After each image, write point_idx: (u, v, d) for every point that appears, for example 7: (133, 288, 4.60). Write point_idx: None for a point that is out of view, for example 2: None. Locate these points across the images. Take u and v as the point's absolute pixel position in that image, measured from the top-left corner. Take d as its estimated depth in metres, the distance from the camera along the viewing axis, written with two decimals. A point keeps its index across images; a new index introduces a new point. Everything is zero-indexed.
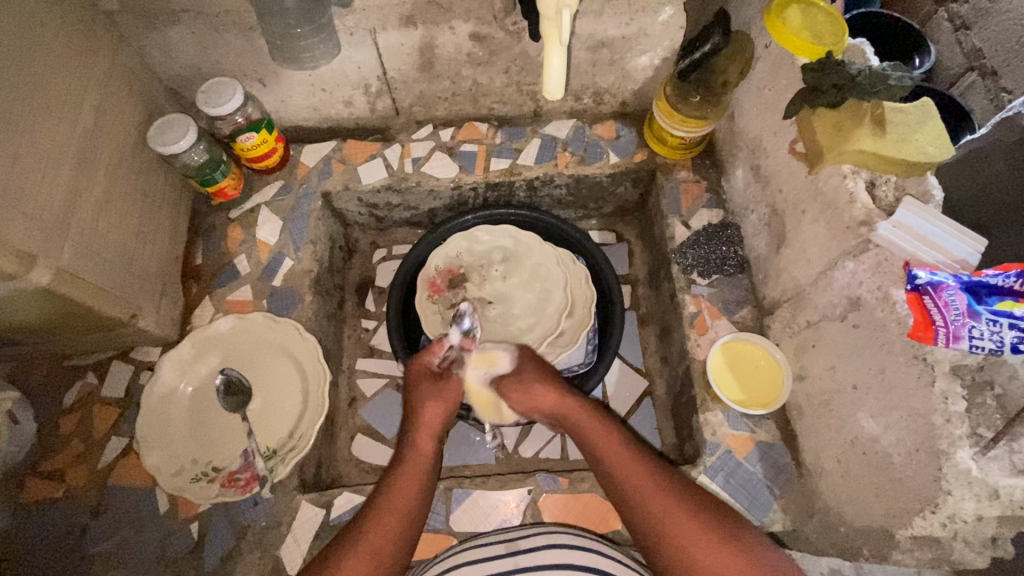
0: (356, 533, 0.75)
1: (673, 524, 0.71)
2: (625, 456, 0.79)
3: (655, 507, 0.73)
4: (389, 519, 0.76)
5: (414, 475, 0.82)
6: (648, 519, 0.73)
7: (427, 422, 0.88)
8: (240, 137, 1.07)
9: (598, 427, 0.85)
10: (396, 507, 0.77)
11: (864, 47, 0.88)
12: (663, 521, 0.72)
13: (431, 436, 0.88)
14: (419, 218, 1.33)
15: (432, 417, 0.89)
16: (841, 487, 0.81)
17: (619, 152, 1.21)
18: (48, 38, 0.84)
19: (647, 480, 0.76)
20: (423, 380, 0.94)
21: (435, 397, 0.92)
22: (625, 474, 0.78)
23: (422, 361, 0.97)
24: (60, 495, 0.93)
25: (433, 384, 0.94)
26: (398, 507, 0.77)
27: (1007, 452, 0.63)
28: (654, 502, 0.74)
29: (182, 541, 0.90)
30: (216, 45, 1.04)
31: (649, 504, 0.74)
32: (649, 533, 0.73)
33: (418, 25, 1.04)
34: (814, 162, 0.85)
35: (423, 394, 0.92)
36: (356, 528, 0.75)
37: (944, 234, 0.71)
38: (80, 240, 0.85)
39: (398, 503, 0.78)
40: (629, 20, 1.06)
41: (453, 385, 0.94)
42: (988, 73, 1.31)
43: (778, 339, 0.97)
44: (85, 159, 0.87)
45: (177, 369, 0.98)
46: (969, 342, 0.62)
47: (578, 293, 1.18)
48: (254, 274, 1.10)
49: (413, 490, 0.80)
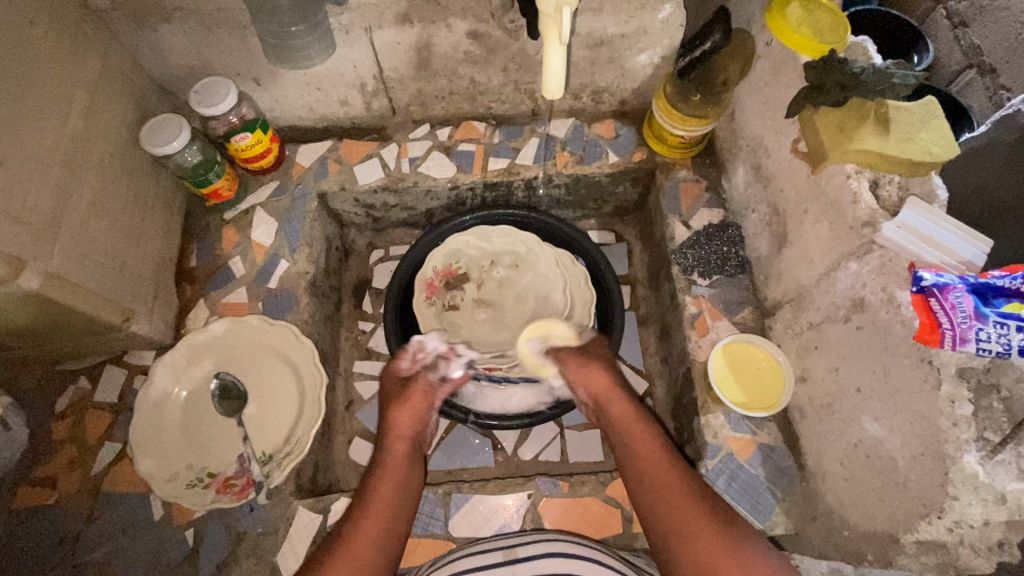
0: (340, 537, 0.73)
1: (692, 526, 0.70)
2: (652, 451, 0.79)
3: (671, 507, 0.72)
4: (373, 522, 0.75)
5: (393, 478, 0.81)
6: (666, 520, 0.72)
7: (397, 427, 0.88)
8: (234, 137, 1.06)
9: (630, 418, 0.84)
10: (378, 510, 0.76)
11: (866, 45, 0.87)
12: (677, 523, 0.71)
13: (403, 442, 0.87)
14: (417, 218, 1.32)
15: (401, 423, 0.89)
16: (844, 491, 0.80)
17: (618, 151, 1.20)
18: (36, 37, 0.82)
19: (667, 478, 0.75)
20: (394, 388, 0.95)
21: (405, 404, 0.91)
22: (649, 469, 0.77)
23: (391, 367, 0.98)
24: (53, 502, 0.92)
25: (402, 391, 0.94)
26: (377, 510, 0.76)
27: (1014, 457, 0.61)
28: (670, 501, 0.73)
29: (177, 548, 0.89)
30: (209, 44, 1.03)
31: (666, 505, 0.73)
32: (665, 535, 0.71)
33: (414, 23, 1.03)
34: (816, 162, 0.84)
35: (392, 400, 0.92)
36: (341, 531, 0.74)
37: (951, 236, 0.70)
38: (70, 244, 0.83)
39: (380, 506, 0.77)
40: (628, 17, 1.05)
41: (421, 388, 0.94)
42: (986, 70, 1.31)
43: (779, 340, 0.96)
44: (75, 162, 0.85)
45: (171, 373, 0.96)
46: (975, 345, 0.61)
47: (577, 294, 1.17)
48: (249, 276, 1.09)
49: (395, 493, 0.79)
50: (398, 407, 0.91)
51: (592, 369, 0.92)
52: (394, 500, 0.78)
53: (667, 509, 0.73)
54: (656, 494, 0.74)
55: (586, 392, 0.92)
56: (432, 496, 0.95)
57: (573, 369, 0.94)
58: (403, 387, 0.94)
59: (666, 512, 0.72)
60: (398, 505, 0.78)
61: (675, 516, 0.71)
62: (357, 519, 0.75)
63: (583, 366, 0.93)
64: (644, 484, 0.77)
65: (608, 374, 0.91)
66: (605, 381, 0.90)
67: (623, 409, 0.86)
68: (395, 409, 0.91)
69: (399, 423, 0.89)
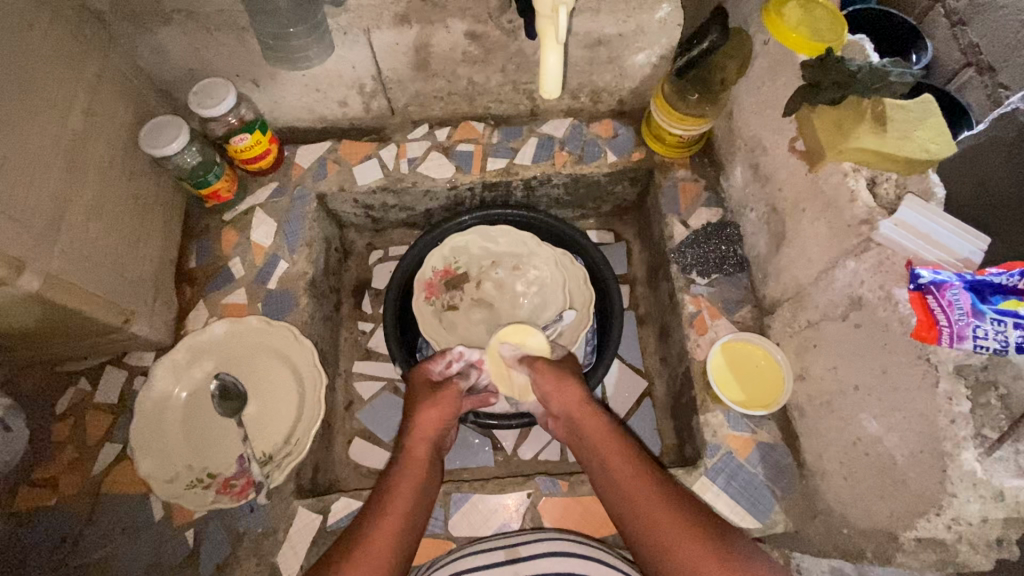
0: (355, 535, 0.72)
1: (672, 532, 0.69)
2: (626, 468, 0.78)
3: (649, 518, 0.71)
4: (391, 521, 0.73)
5: (414, 478, 0.80)
6: (646, 533, 0.71)
7: (422, 427, 0.86)
8: (234, 137, 1.06)
9: (605, 435, 0.83)
10: (396, 509, 0.75)
11: (864, 44, 0.87)
12: (657, 533, 0.70)
13: (426, 443, 0.85)
14: (416, 219, 1.32)
15: (428, 423, 0.87)
16: (843, 489, 0.80)
17: (616, 151, 1.20)
18: (36, 40, 0.82)
19: (644, 492, 0.74)
20: (423, 389, 0.93)
21: (431, 403, 0.89)
22: (629, 486, 0.76)
23: (423, 367, 0.96)
24: (53, 503, 0.92)
25: (430, 391, 0.92)
26: (396, 509, 0.75)
27: (1013, 453, 0.62)
28: (648, 514, 0.72)
29: (177, 549, 0.89)
30: (208, 46, 1.03)
31: (646, 518, 0.72)
32: (647, 546, 0.71)
33: (413, 24, 1.03)
34: (814, 160, 0.84)
35: (420, 399, 0.90)
36: (355, 529, 0.73)
37: (947, 233, 0.70)
38: (70, 245, 0.83)
39: (398, 504, 0.75)
40: (626, 17, 1.05)
41: (452, 393, 0.92)
42: (985, 69, 1.31)
43: (778, 339, 0.96)
44: (75, 163, 0.86)
45: (171, 374, 0.96)
46: (973, 342, 0.61)
47: (576, 294, 1.18)
48: (249, 277, 1.09)
49: (413, 493, 0.78)
50: (425, 405, 0.89)
51: (566, 386, 0.91)
52: (412, 500, 0.77)
53: (646, 523, 0.72)
54: (636, 508, 0.74)
55: (558, 409, 0.91)
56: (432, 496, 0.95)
57: (546, 384, 0.92)
58: (435, 389, 0.92)
59: (645, 526, 0.72)
60: (415, 503, 0.77)
61: (654, 527, 0.71)
62: (375, 517, 0.74)
63: (555, 381, 0.92)
64: (625, 498, 0.76)
65: (582, 391, 0.90)
66: (578, 398, 0.89)
67: (598, 426, 0.85)
68: (422, 407, 0.88)
69: (426, 422, 0.87)
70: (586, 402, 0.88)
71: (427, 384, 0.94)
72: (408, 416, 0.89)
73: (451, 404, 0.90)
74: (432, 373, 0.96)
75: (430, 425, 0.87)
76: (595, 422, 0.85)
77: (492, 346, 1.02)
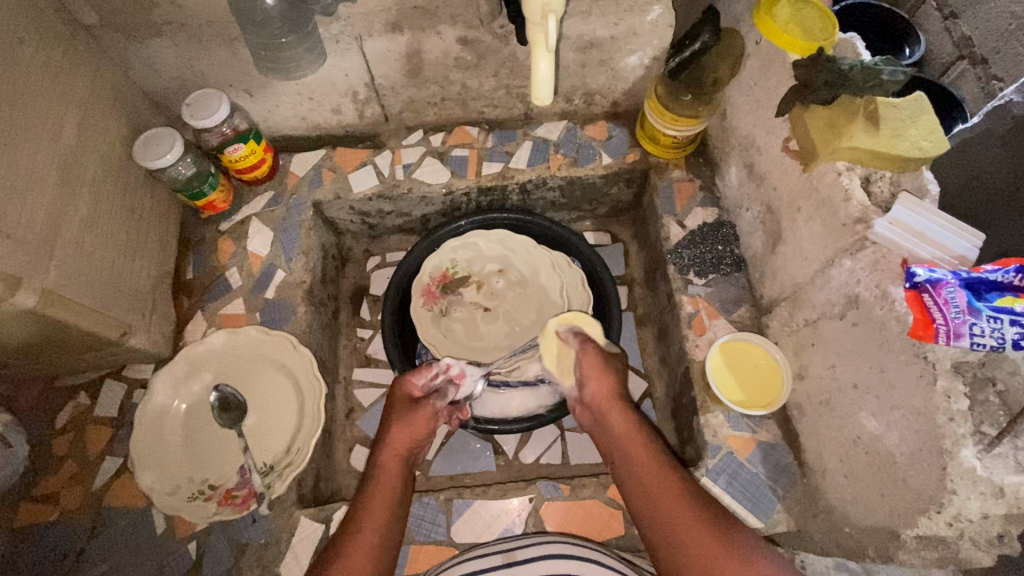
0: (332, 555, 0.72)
1: (688, 532, 0.68)
2: (653, 467, 0.76)
3: (665, 511, 0.71)
4: (367, 539, 0.73)
5: (387, 502, 0.77)
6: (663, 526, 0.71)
7: (394, 445, 0.83)
8: (227, 148, 1.06)
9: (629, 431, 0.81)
10: (370, 527, 0.74)
11: (855, 42, 0.86)
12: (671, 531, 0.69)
13: (398, 460, 0.82)
14: (412, 225, 1.32)
15: (399, 441, 0.84)
16: (844, 487, 0.80)
17: (610, 152, 1.20)
18: (27, 55, 0.82)
19: (666, 489, 0.73)
20: (400, 405, 0.88)
21: (403, 421, 0.85)
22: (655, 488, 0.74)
23: (404, 380, 0.90)
24: (55, 518, 0.92)
25: (406, 408, 0.87)
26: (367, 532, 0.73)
27: (1011, 450, 0.62)
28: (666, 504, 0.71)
29: (181, 561, 0.89)
30: (200, 57, 1.03)
31: (661, 509, 0.72)
32: (660, 539, 0.70)
33: (404, 31, 1.03)
34: (808, 160, 0.85)
35: (394, 417, 0.86)
36: (336, 547, 0.73)
37: (943, 232, 0.70)
38: (66, 260, 0.83)
39: (372, 524, 0.74)
40: (618, 20, 1.05)
41: (428, 412, 0.87)
42: (978, 61, 1.31)
43: (777, 338, 0.96)
44: (69, 178, 0.86)
45: (170, 386, 0.96)
46: (970, 340, 0.61)
47: (574, 296, 1.18)
48: (246, 287, 1.09)
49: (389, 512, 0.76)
50: (397, 425, 0.85)
51: (606, 375, 0.88)
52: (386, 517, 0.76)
53: (665, 517, 0.71)
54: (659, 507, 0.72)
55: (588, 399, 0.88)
56: (433, 502, 0.95)
57: (586, 368, 0.89)
58: (411, 407, 0.87)
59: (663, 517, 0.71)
60: (389, 522, 0.75)
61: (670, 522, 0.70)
62: (350, 534, 0.73)
63: (598, 367, 0.88)
64: (644, 495, 0.75)
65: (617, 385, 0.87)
66: (610, 390, 0.86)
67: (623, 420, 0.83)
68: (394, 427, 0.85)
69: (398, 440, 0.83)
70: (615, 395, 0.86)
71: (407, 399, 0.89)
72: (381, 433, 0.86)
73: (424, 423, 0.86)
74: (414, 388, 0.90)
75: (402, 443, 0.83)
76: (619, 415, 0.83)
77: (546, 326, 0.94)
